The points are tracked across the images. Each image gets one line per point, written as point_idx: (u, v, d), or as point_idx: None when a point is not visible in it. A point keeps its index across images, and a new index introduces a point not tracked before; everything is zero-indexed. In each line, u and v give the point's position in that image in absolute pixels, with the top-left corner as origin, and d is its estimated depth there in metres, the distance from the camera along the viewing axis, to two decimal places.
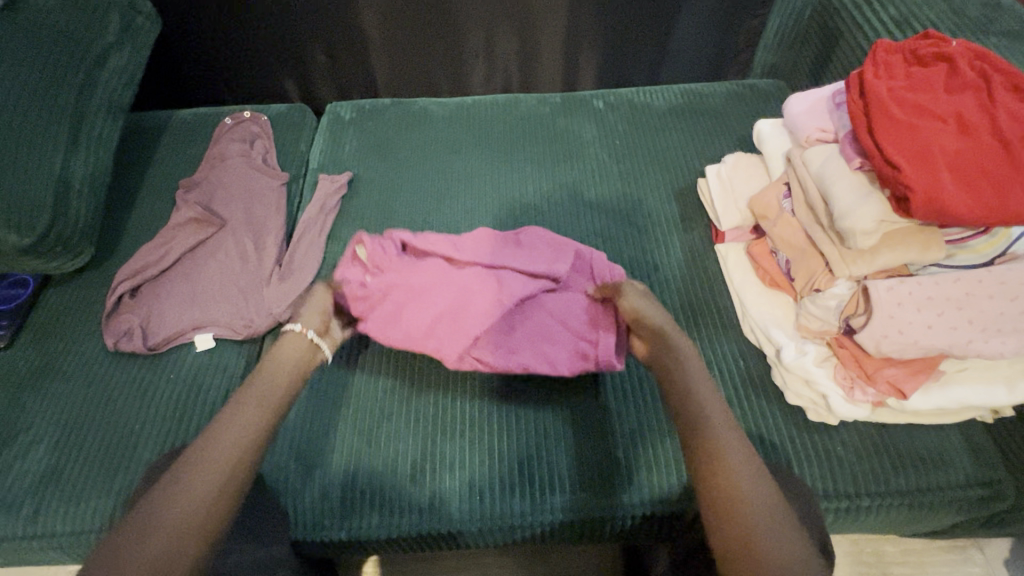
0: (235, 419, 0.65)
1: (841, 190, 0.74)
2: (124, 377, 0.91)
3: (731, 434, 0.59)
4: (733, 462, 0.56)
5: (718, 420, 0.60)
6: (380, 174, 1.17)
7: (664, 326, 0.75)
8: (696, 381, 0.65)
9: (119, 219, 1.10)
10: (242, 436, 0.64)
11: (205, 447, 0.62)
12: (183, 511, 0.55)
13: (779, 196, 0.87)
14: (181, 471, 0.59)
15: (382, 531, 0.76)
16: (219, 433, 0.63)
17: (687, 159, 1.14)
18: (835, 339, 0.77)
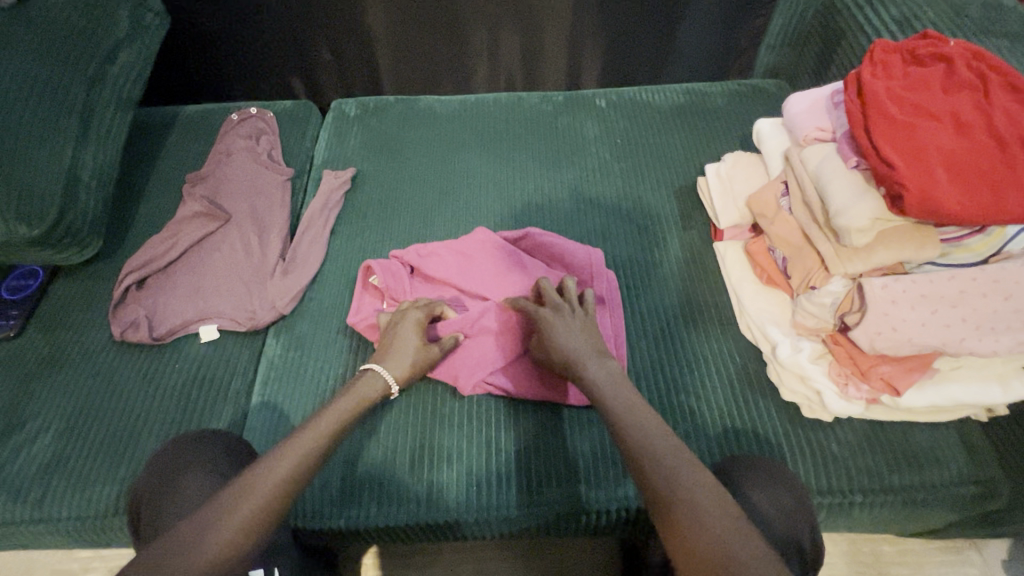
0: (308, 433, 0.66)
1: (836, 188, 0.75)
2: (130, 367, 0.93)
3: (660, 440, 0.60)
4: (668, 467, 0.57)
5: (642, 430, 0.61)
6: (383, 170, 1.18)
7: (575, 351, 0.76)
8: (618, 400, 0.67)
9: (127, 213, 1.12)
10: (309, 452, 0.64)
11: (275, 457, 0.63)
12: (241, 519, 0.56)
13: (776, 194, 0.88)
14: (250, 477, 0.60)
15: (381, 520, 0.77)
16: (289, 446, 0.64)
17: (688, 158, 1.15)
18: (831, 336, 0.78)
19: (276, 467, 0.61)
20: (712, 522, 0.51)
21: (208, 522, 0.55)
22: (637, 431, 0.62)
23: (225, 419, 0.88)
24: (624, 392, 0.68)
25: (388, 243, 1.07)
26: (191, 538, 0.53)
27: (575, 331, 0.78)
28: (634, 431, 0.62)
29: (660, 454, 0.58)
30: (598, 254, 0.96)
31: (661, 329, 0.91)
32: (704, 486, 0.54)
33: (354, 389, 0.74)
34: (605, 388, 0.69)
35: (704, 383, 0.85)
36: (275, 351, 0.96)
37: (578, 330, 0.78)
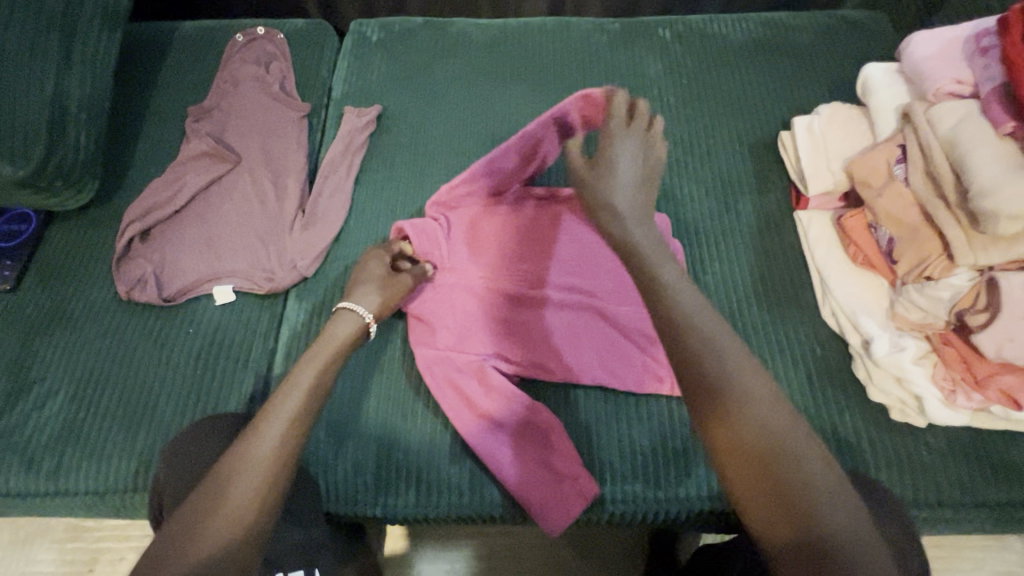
0: (286, 396, 0.60)
1: (984, 164, 0.61)
2: (139, 329, 0.85)
3: (778, 421, 0.44)
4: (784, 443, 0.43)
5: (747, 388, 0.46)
6: (411, 108, 1.03)
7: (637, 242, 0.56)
8: (712, 337, 0.47)
9: (124, 150, 0.99)
10: (293, 419, 0.58)
11: (252, 435, 0.57)
12: (236, 508, 0.51)
13: (889, 158, 0.73)
14: (230, 465, 0.54)
15: (420, 512, 0.72)
16: (268, 415, 0.58)
17: (767, 108, 0.98)
18: (939, 335, 0.68)
19: (257, 444, 0.56)
20: (819, 495, 0.41)
21: (193, 517, 0.50)
22: (745, 397, 0.45)
23: (246, 390, 0.81)
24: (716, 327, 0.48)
25: (420, 196, 0.95)
26: (182, 536, 0.49)
27: (630, 206, 0.59)
28: (742, 396, 0.45)
29: (750, 403, 0.45)
30: (664, 221, 0.84)
31: (730, 310, 0.81)
32: (836, 486, 0.42)
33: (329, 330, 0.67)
34: (678, 295, 0.50)
35: (779, 375, 0.76)
36: (297, 317, 0.86)
37: (638, 208, 0.60)
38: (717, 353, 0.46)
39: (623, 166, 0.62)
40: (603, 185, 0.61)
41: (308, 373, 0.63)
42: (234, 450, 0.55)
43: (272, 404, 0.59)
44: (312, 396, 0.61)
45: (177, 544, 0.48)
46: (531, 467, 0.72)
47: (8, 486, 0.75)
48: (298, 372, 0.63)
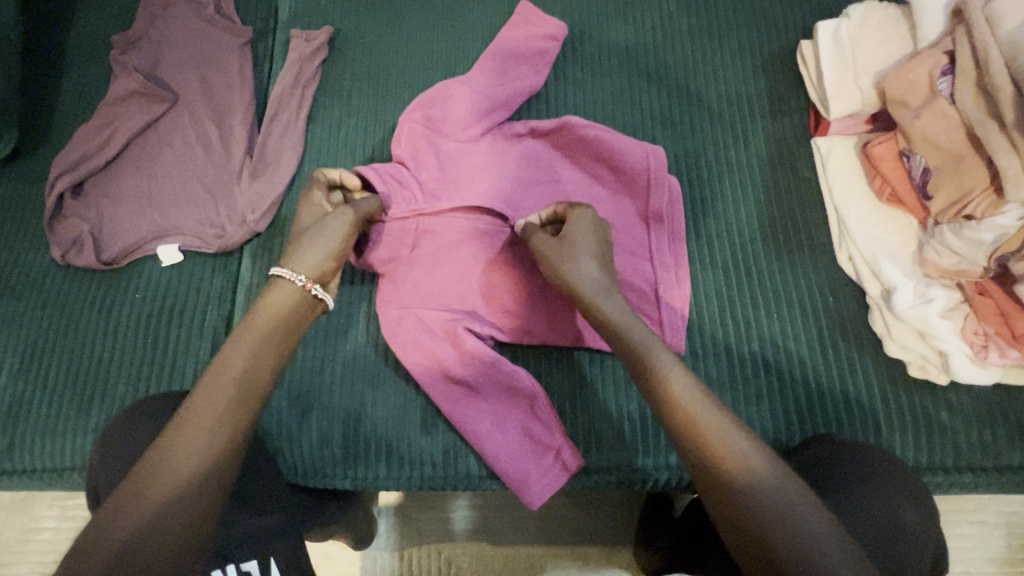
0: (227, 371, 0.52)
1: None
2: (83, 296, 0.77)
3: (807, 513, 0.42)
4: (804, 530, 0.41)
5: (760, 474, 0.44)
6: (369, 28, 0.89)
7: (585, 269, 0.58)
8: (717, 414, 0.47)
9: (45, 89, 0.87)
10: (235, 391, 0.51)
11: (188, 412, 0.50)
12: (172, 495, 0.46)
13: (932, 69, 0.60)
14: (182, 426, 0.49)
15: (393, 482, 0.68)
16: (208, 388, 0.51)
17: (786, 11, 0.83)
18: (972, 282, 0.59)
19: (194, 421, 0.49)
20: (772, 491, 0.43)
21: (122, 500, 0.45)
22: (766, 490, 0.43)
23: (201, 360, 0.74)
24: (721, 413, 0.47)
25: (381, 134, 0.83)
26: (111, 522, 0.44)
27: (600, 272, 0.58)
28: (756, 480, 0.43)
29: (679, 387, 0.48)
30: (658, 153, 0.72)
31: (733, 257, 0.71)
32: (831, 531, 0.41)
33: (266, 302, 0.56)
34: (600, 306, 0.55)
35: (785, 329, 0.67)
36: (253, 277, 0.79)
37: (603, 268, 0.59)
38: (729, 436, 0.45)
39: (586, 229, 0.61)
40: (568, 257, 0.59)
41: (249, 346, 0.53)
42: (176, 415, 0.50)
43: (225, 362, 0.52)
44: (254, 366, 0.53)
45: (122, 507, 0.45)
46: (509, 437, 0.66)
47: None
48: (242, 337, 0.54)
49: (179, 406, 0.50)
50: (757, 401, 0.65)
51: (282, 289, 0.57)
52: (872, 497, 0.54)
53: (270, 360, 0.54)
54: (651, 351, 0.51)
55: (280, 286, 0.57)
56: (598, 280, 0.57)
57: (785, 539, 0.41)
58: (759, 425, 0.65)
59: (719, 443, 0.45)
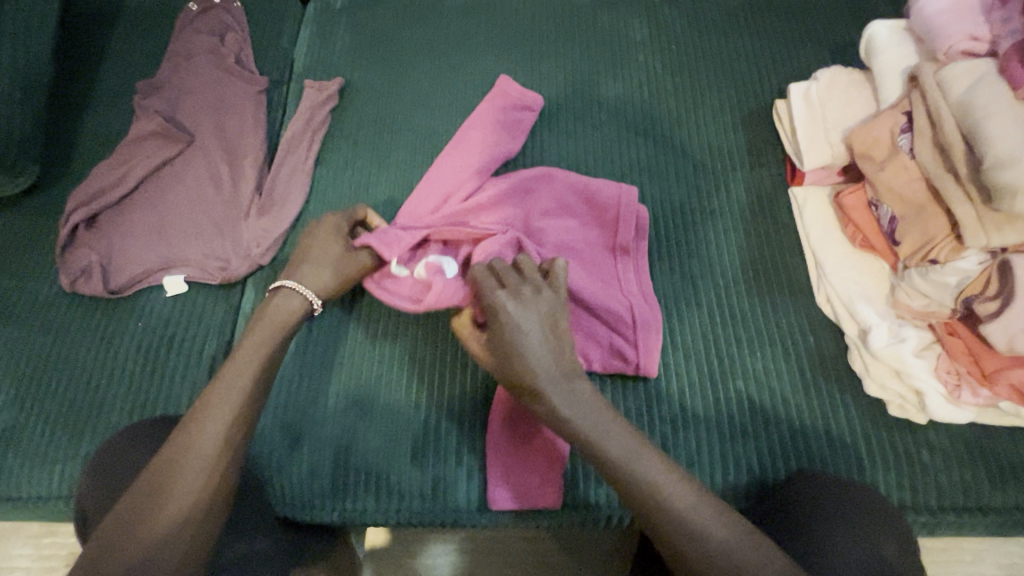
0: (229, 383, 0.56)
1: (1002, 139, 0.54)
2: (85, 324, 0.79)
3: (711, 522, 0.48)
4: (703, 541, 0.48)
5: (669, 492, 0.50)
6: (378, 79, 0.95)
7: (540, 373, 0.56)
8: (662, 478, 0.51)
9: (68, 129, 0.92)
10: (222, 434, 0.53)
11: (194, 421, 0.54)
12: (177, 512, 0.49)
13: (892, 127, 0.66)
14: (168, 471, 0.51)
15: (382, 515, 0.68)
16: (211, 398, 0.55)
17: (763, 74, 0.90)
18: (943, 323, 0.62)
19: (202, 430, 0.53)
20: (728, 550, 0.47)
21: (132, 522, 0.49)
22: (672, 504, 0.49)
23: (197, 388, 0.75)
24: (641, 454, 0.52)
25: (384, 176, 0.88)
26: (120, 540, 0.48)
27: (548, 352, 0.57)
28: (663, 500, 0.50)
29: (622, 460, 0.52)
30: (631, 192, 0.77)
31: (718, 297, 0.75)
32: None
33: (264, 314, 0.64)
34: (555, 402, 0.55)
35: (769, 367, 0.70)
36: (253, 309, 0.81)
37: (549, 346, 0.57)
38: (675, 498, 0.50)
39: (527, 318, 0.58)
40: (534, 358, 0.56)
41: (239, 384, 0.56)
42: (160, 460, 0.52)
43: (211, 403, 0.54)
44: (243, 404, 0.55)
45: (116, 552, 0.47)
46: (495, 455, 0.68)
47: None
48: (228, 373, 0.57)
49: (163, 450, 0.52)
50: (742, 437, 0.67)
51: (282, 303, 0.65)
52: (849, 528, 0.55)
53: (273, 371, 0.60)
54: (593, 433, 0.53)
55: (282, 301, 0.65)
56: (541, 365, 0.56)
57: (687, 547, 0.48)
58: (744, 461, 0.66)
59: (630, 478, 0.51)
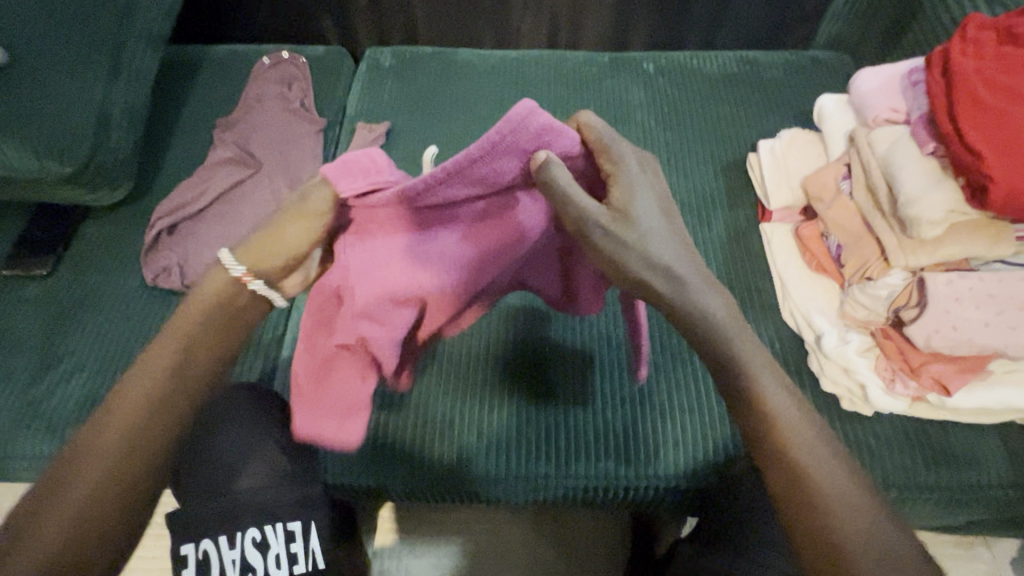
0: (146, 379, 0.54)
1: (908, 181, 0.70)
2: (161, 313, 0.93)
3: (777, 390, 0.55)
4: (780, 408, 0.54)
5: (748, 354, 0.56)
6: (419, 125, 1.14)
7: (666, 252, 0.57)
8: (831, 464, 0.52)
9: (156, 154, 1.09)
10: (147, 403, 0.54)
11: (99, 423, 0.53)
12: (80, 492, 0.50)
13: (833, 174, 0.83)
14: (86, 443, 0.52)
15: (409, 481, 0.78)
16: (124, 395, 0.54)
17: (740, 134, 1.09)
18: (880, 330, 0.76)
19: (106, 429, 0.53)
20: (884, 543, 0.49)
21: (46, 495, 0.50)
22: (754, 368, 0.56)
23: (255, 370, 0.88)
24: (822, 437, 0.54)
25: None
26: (31, 513, 0.49)
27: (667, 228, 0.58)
28: (742, 358, 0.56)
29: (798, 434, 0.53)
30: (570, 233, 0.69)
31: None
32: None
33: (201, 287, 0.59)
34: (733, 346, 0.56)
35: None
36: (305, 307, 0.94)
37: (666, 225, 0.58)
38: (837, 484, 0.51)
39: (643, 195, 0.58)
40: (653, 241, 0.57)
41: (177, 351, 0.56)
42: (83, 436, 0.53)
43: (138, 373, 0.55)
44: (175, 373, 0.55)
45: (21, 537, 0.48)
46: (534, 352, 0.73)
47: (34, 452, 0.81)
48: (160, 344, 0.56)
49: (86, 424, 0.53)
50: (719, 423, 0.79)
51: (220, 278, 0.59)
52: None
53: (216, 341, 0.58)
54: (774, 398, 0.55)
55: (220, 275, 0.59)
56: (663, 251, 0.57)
57: (760, 402, 0.55)
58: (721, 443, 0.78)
59: (802, 458, 0.52)
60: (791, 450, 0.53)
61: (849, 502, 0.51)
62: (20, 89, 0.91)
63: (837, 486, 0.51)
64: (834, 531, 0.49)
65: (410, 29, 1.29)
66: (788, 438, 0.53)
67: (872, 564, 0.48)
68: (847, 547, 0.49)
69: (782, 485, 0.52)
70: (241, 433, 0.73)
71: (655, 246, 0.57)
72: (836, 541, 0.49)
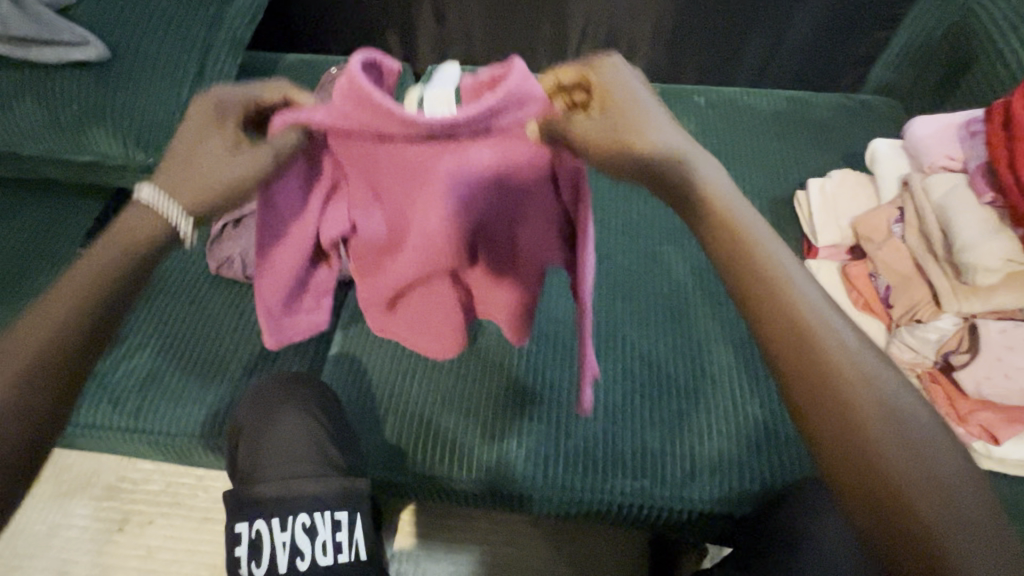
0: (61, 286, 0.46)
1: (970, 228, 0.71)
2: (223, 300, 0.97)
3: (841, 323, 0.43)
4: (833, 336, 0.42)
5: (808, 291, 0.43)
6: None
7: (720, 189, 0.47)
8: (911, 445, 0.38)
9: None
10: (57, 322, 0.45)
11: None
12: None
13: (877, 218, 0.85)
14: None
15: (451, 478, 0.82)
16: (58, 290, 0.46)
17: (787, 171, 1.12)
18: (926, 374, 0.77)
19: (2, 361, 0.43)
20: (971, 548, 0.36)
21: None
22: (795, 289, 0.43)
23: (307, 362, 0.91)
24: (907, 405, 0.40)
25: None
26: None
27: (671, 133, 0.50)
28: (757, 264, 0.44)
29: (857, 393, 0.40)
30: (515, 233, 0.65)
31: (742, 340, 0.92)
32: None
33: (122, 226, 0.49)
34: (782, 265, 0.44)
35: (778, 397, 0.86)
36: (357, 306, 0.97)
37: (711, 166, 0.49)
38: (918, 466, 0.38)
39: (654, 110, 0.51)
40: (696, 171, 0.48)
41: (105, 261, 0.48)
42: None
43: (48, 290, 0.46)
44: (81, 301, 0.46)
45: None
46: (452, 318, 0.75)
47: (97, 422, 0.86)
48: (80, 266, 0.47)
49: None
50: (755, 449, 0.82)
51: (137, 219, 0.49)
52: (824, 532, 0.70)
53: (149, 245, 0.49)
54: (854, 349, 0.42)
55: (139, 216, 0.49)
56: (715, 192, 0.47)
57: (807, 322, 0.42)
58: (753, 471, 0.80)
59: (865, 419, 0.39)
60: (859, 402, 0.40)
61: (923, 458, 0.38)
62: (116, 81, 0.98)
63: (923, 445, 0.39)
64: (924, 479, 0.38)
65: (470, 50, 1.35)
66: (859, 393, 0.40)
67: (938, 523, 0.36)
68: (927, 522, 0.36)
69: (834, 442, 0.40)
70: (298, 415, 0.75)
71: (719, 185, 0.48)
72: (903, 512, 0.37)
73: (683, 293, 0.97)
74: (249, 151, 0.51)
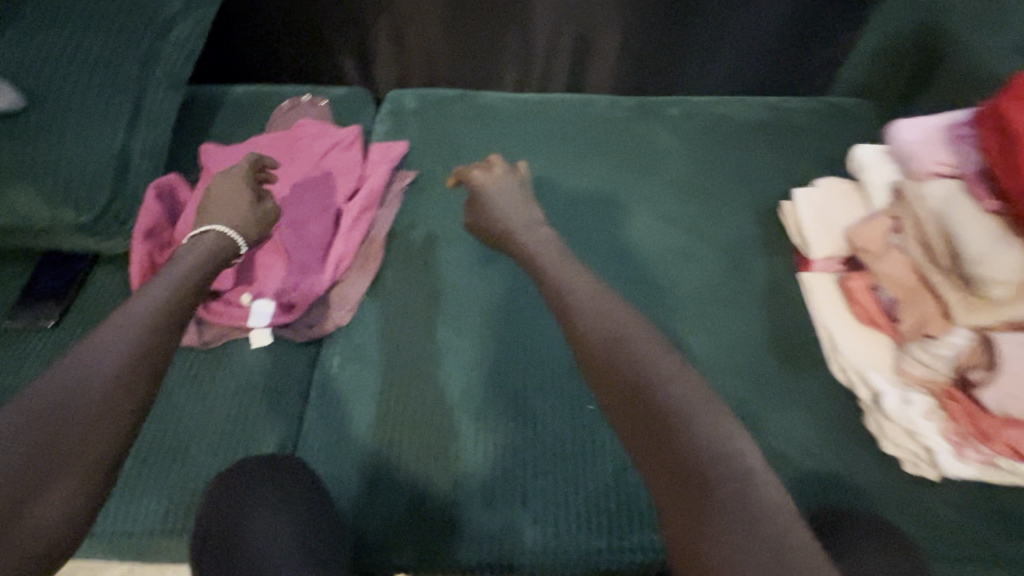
0: (91, 364, 0.55)
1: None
2: (176, 370, 0.87)
3: (700, 404, 0.52)
4: (688, 416, 0.51)
5: (699, 419, 0.50)
6: (445, 168, 1.11)
7: (619, 316, 0.62)
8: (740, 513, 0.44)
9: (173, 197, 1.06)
10: (113, 398, 0.54)
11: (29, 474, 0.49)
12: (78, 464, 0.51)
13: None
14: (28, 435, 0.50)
15: (451, 559, 0.73)
16: (84, 374, 0.55)
17: (769, 180, 1.09)
18: (944, 390, 0.73)
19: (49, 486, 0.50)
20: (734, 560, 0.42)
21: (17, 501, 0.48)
22: (656, 382, 0.54)
23: (280, 431, 0.83)
24: (731, 452, 0.48)
25: (453, 249, 1.00)
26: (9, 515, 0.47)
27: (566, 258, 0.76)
28: (639, 354, 0.57)
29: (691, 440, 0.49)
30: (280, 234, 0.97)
31: (751, 366, 0.87)
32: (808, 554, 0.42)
33: None
34: (669, 384, 0.54)
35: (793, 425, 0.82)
36: (330, 364, 0.88)
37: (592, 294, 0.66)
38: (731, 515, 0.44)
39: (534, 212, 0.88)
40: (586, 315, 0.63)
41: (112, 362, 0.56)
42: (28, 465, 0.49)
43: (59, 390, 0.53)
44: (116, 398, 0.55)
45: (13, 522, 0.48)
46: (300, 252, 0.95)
47: None
48: None
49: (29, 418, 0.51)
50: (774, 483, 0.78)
51: None
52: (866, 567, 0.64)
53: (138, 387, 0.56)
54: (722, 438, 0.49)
55: None
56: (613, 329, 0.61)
57: (639, 380, 0.55)
58: None
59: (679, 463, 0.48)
60: (675, 439, 0.49)
61: (746, 481, 0.46)
62: (37, 135, 0.88)
63: (772, 501, 0.45)
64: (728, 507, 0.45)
65: (432, 74, 1.28)
66: (696, 452, 0.48)
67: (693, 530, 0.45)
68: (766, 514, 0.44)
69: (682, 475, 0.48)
70: (280, 512, 0.69)
71: (599, 333, 0.60)
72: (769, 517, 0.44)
73: (682, 319, 0.92)
74: (170, 313, 0.63)
